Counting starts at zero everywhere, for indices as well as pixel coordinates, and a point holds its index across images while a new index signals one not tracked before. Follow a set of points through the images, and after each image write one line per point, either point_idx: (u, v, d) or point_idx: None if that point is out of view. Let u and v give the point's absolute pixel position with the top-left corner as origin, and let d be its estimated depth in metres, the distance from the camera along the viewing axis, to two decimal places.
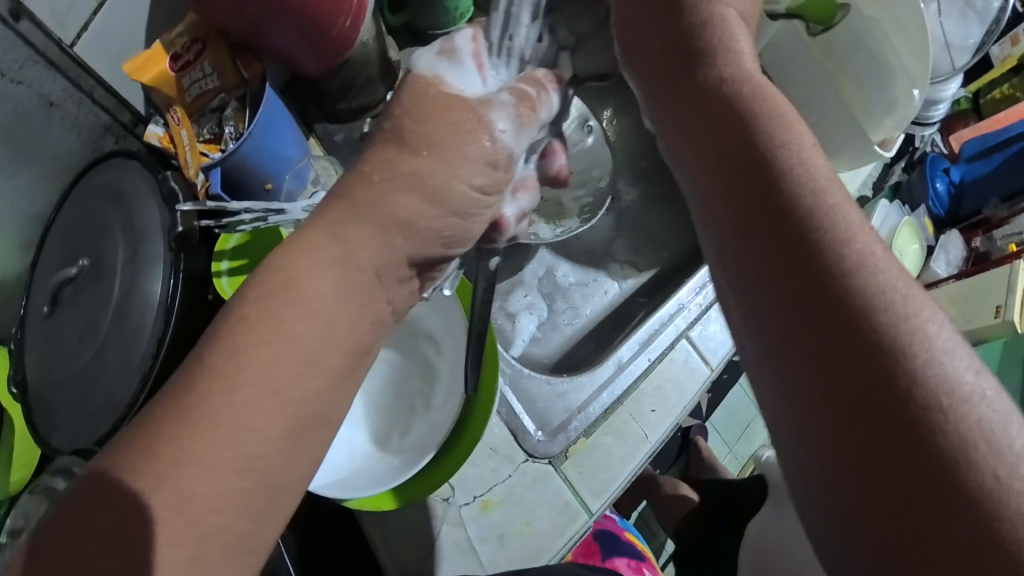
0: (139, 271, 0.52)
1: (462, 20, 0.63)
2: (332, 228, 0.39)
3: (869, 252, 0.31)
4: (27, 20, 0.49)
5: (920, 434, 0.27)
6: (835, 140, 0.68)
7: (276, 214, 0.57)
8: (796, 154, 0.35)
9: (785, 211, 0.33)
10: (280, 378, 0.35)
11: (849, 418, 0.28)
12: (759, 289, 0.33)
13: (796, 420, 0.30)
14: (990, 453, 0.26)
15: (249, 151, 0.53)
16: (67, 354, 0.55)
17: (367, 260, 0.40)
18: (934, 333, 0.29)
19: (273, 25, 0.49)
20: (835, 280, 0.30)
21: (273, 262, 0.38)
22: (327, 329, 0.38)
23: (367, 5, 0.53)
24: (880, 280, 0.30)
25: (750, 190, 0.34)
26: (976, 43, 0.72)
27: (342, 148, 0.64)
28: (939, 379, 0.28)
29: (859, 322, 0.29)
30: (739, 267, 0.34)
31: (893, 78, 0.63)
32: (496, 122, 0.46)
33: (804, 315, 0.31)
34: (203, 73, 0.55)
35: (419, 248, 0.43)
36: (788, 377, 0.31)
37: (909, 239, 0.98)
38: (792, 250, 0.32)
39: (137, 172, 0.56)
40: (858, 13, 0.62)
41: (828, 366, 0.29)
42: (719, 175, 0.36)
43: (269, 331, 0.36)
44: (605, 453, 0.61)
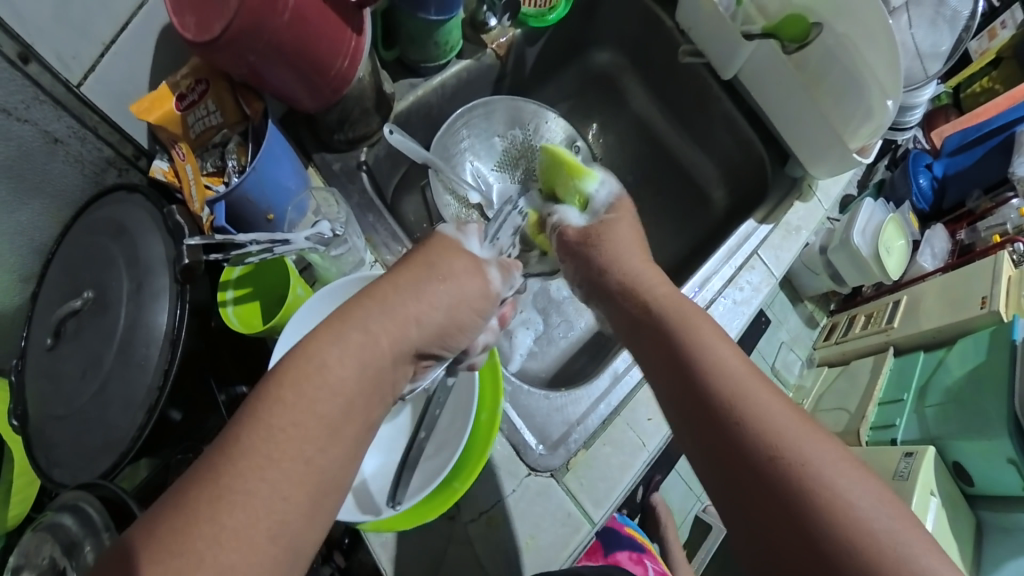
0: (146, 304, 0.55)
1: (452, 53, 0.67)
2: (361, 318, 0.42)
3: (733, 366, 0.42)
4: (36, 62, 0.52)
5: (788, 491, 0.36)
6: (814, 150, 0.71)
7: (281, 245, 0.55)
8: (677, 311, 0.47)
9: (679, 356, 0.44)
10: (302, 423, 0.37)
11: (739, 485, 0.38)
12: (665, 407, 0.44)
13: (711, 488, 0.40)
14: (843, 502, 0.36)
15: (250, 187, 0.55)
16: (72, 387, 0.57)
17: (388, 345, 0.42)
18: (792, 418, 0.39)
19: (271, 69, 0.52)
20: (709, 386, 0.42)
21: (307, 344, 0.40)
22: (329, 372, 0.39)
23: (365, 45, 0.56)
24: (744, 385, 0.41)
25: (654, 331, 0.48)
26: (949, 49, 0.73)
27: (339, 177, 0.66)
28: (798, 450, 0.37)
29: (731, 423, 0.40)
30: (654, 382, 0.46)
31: (866, 87, 0.64)
32: (490, 276, 0.49)
33: (696, 412, 0.42)
34: (207, 111, 0.57)
35: (428, 340, 0.45)
36: (698, 458, 0.41)
37: (896, 234, 1.01)
38: (676, 376, 0.44)
39: (140, 206, 0.59)
40: (831, 30, 0.65)
41: (716, 446, 0.40)
42: (636, 318, 0.50)
43: (299, 380, 0.38)
44: (606, 463, 0.62)
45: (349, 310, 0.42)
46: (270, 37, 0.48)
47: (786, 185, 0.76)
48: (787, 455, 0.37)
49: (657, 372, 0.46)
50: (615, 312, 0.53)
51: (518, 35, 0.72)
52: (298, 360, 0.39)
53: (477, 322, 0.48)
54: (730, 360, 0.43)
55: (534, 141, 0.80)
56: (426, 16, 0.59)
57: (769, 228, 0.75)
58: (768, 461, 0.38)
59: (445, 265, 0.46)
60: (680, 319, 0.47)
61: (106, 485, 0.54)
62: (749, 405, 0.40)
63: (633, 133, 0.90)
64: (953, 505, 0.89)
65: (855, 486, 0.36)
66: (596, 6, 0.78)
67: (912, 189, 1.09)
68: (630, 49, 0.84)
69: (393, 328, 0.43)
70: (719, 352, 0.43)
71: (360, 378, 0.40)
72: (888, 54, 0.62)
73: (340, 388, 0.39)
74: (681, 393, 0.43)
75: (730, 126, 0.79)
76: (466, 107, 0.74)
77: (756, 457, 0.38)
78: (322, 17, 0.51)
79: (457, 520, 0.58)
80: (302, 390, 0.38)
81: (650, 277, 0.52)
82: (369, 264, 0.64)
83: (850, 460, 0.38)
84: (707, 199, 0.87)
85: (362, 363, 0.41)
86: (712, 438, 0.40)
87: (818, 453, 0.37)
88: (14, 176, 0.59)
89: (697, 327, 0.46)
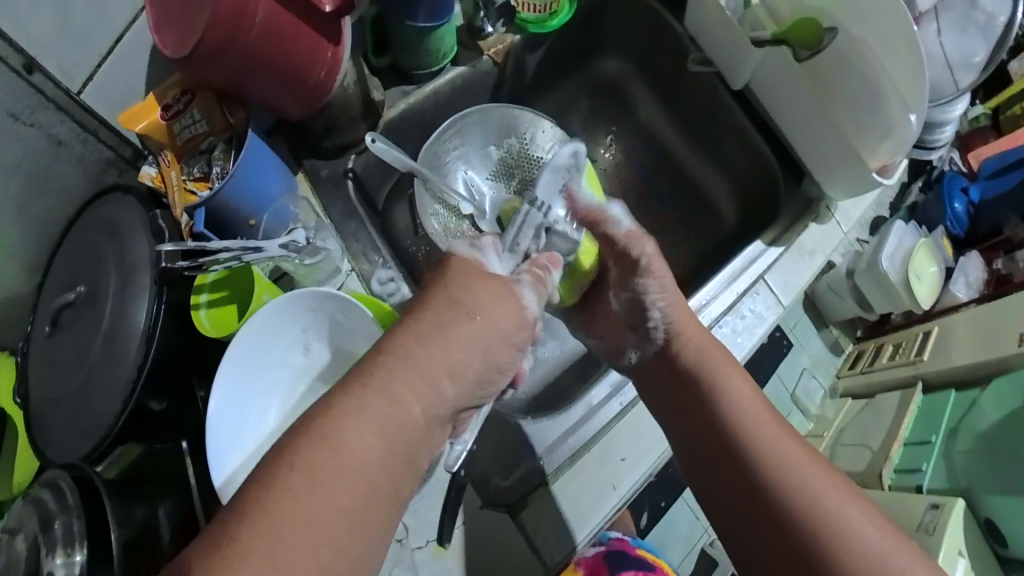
0: (128, 299, 0.55)
1: (446, 59, 0.65)
2: (383, 383, 0.40)
3: (767, 443, 0.51)
4: (40, 72, 0.53)
5: (821, 550, 0.46)
6: (828, 169, 0.67)
7: (253, 252, 0.53)
8: (713, 391, 0.54)
9: (724, 438, 0.52)
10: (314, 511, 0.36)
11: (777, 544, 0.48)
12: (708, 480, 0.53)
13: (750, 549, 0.50)
14: (865, 550, 0.45)
15: (233, 192, 0.54)
16: (65, 375, 0.58)
17: (419, 413, 0.41)
18: (817, 484, 0.48)
19: (252, 81, 0.51)
20: (749, 464, 0.51)
21: (318, 416, 0.38)
22: (354, 470, 0.38)
23: (344, 56, 0.55)
24: (776, 459, 0.50)
25: (694, 414, 0.55)
26: (983, 61, 0.66)
27: (327, 184, 0.64)
28: (826, 514, 0.47)
29: (771, 498, 0.49)
30: (695, 462, 0.54)
31: (885, 104, 0.60)
32: (524, 294, 0.46)
33: (735, 487, 0.51)
34: (192, 120, 0.57)
35: (465, 397, 0.43)
36: (741, 522, 0.51)
37: (926, 261, 0.95)
38: (722, 458, 0.52)
39: (130, 206, 0.58)
40: (847, 36, 0.61)
41: (756, 515, 0.50)
42: (672, 397, 0.57)
43: (312, 466, 0.37)
44: (586, 488, 0.60)
45: (368, 379, 0.40)
46: (246, 46, 0.48)
47: (800, 206, 0.72)
48: (817, 520, 0.47)
49: (687, 424, 0.55)
50: (646, 387, 0.59)
51: (516, 42, 0.69)
52: (315, 451, 0.37)
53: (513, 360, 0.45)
54: (756, 417, 0.53)
55: (532, 150, 0.74)
56: (415, 24, 0.59)
57: (780, 250, 0.70)
58: (802, 527, 0.47)
59: (470, 299, 0.43)
60: (717, 400, 0.53)
61: (83, 467, 0.54)
62: (784, 479, 0.49)
63: (641, 145, 0.84)
64: (981, 563, 0.81)
65: (873, 532, 0.46)
66: (602, 14, 0.75)
67: (945, 214, 1.01)
68: (640, 57, 0.80)
69: (429, 410, 0.41)
70: (755, 433, 0.51)
71: (385, 450, 0.39)
72: (908, 70, 0.57)
73: (363, 470, 0.38)
74: (723, 470, 0.52)
75: (742, 141, 0.75)
76: (455, 117, 0.69)
77: (768, 499, 0.49)
78: (299, 32, 0.50)
79: (404, 545, 0.55)
80: (308, 479, 0.36)
81: (678, 341, 0.56)
82: (346, 273, 0.60)
83: (866, 511, 0.47)
84: (717, 215, 0.82)
85: (375, 441, 0.39)
86: (727, 474, 0.52)
87: (831, 493, 0.48)
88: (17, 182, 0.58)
89: (734, 408, 0.53)
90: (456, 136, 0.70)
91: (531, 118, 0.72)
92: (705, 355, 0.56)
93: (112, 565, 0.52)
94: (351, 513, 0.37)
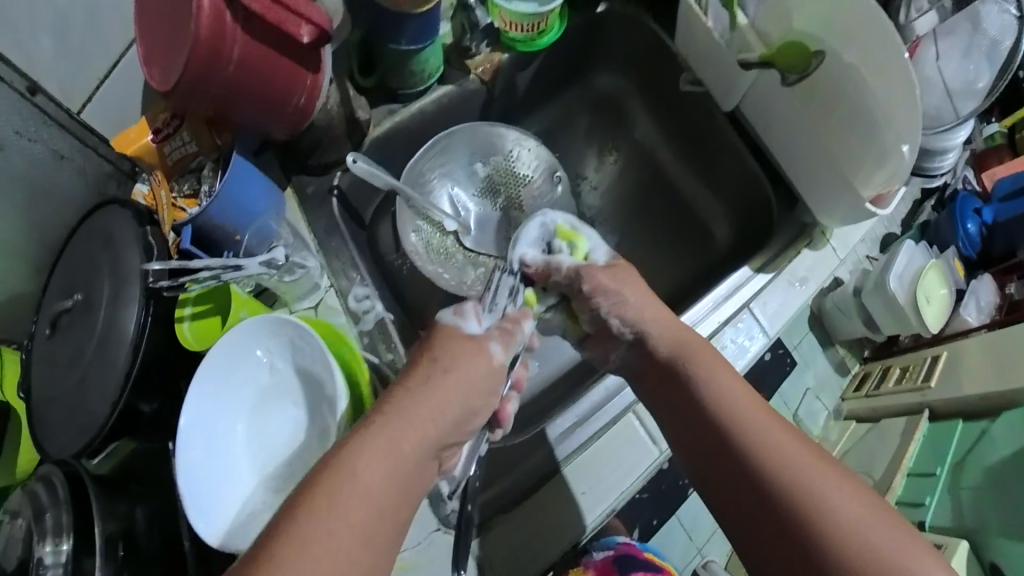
0: (120, 306, 0.55)
1: (431, 80, 0.66)
2: (387, 427, 0.43)
3: (756, 426, 0.47)
4: (43, 94, 0.52)
5: (816, 540, 0.42)
6: (819, 195, 0.66)
7: (233, 271, 0.55)
8: (701, 374, 0.51)
9: (712, 423, 0.49)
10: (333, 537, 0.37)
11: (771, 535, 0.44)
12: (700, 468, 0.50)
13: (746, 542, 0.46)
14: (865, 542, 0.41)
15: (217, 211, 0.55)
16: (60, 375, 0.58)
17: (412, 449, 0.43)
18: (810, 471, 0.44)
19: (234, 108, 0.53)
20: (738, 450, 0.47)
21: (336, 454, 0.41)
22: (366, 500, 0.40)
23: (325, 81, 0.57)
24: (766, 443, 0.46)
25: (681, 399, 0.52)
26: (985, 86, 0.65)
27: (313, 200, 0.66)
28: (821, 501, 0.43)
29: (762, 485, 0.45)
30: (686, 449, 0.51)
31: (878, 134, 0.58)
32: (493, 351, 0.50)
33: (725, 474, 0.48)
34: (182, 141, 0.60)
35: (451, 430, 0.46)
36: (734, 513, 0.47)
37: (937, 282, 0.88)
38: (711, 444, 0.49)
39: (125, 219, 0.57)
40: (837, 59, 0.59)
41: (749, 505, 0.46)
42: (661, 383, 0.54)
43: (330, 491, 0.39)
44: (558, 509, 0.60)
45: (379, 418, 0.43)
46: (221, 80, 0.49)
47: (793, 230, 0.71)
48: (811, 508, 0.43)
49: (679, 412, 0.52)
50: (637, 374, 0.57)
51: (505, 60, 0.70)
52: (331, 480, 0.39)
53: (484, 404, 0.48)
54: (747, 401, 0.49)
55: (518, 167, 0.74)
56: (398, 47, 0.60)
57: (768, 277, 0.69)
58: (795, 517, 0.43)
59: (448, 355, 0.48)
60: (704, 384, 0.51)
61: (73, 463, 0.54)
62: (774, 465, 0.45)
63: (636, 163, 0.83)
64: None
65: (873, 524, 0.42)
66: (598, 30, 0.75)
67: (957, 234, 0.96)
68: (636, 73, 0.79)
69: (424, 446, 0.44)
70: (743, 417, 0.48)
71: (393, 478, 0.41)
72: (896, 94, 0.55)
73: (372, 496, 0.40)
74: (712, 457, 0.49)
75: (736, 162, 0.74)
76: (445, 132, 0.70)
77: (760, 487, 0.45)
78: (275, 63, 0.52)
79: None
80: (326, 501, 0.38)
81: (657, 336, 0.55)
82: (325, 289, 0.62)
83: (865, 500, 0.43)
84: (710, 236, 0.81)
85: (380, 470, 0.41)
86: (717, 462, 0.49)
87: (828, 480, 0.44)
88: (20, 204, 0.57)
89: (723, 392, 0.50)
90: (440, 155, 0.71)
91: (517, 137, 0.73)
92: (692, 341, 0.54)
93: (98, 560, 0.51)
94: (360, 530, 0.39)
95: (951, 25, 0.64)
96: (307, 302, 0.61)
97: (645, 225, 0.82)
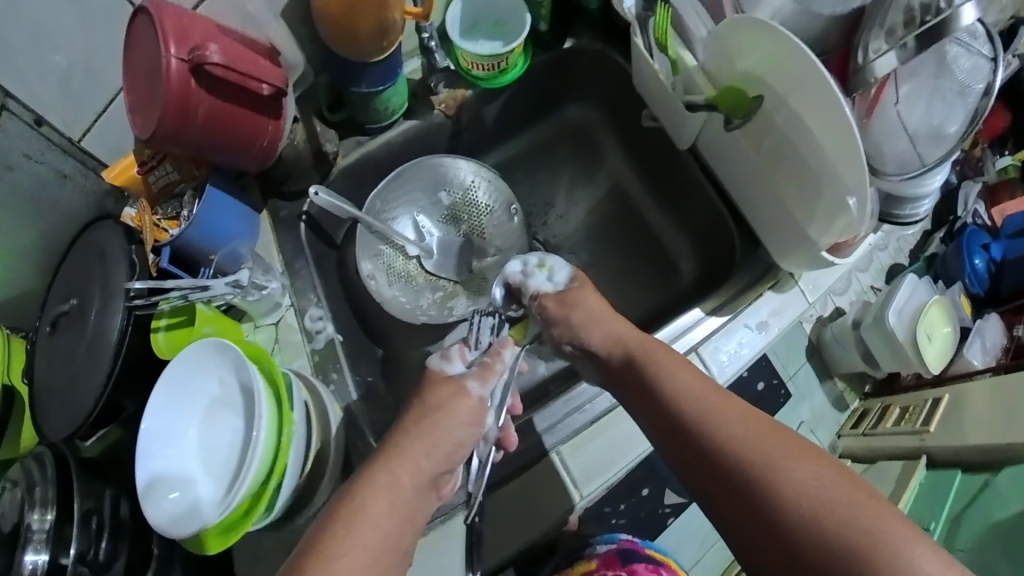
0: (106, 314, 0.60)
1: (397, 114, 0.71)
2: (386, 466, 0.53)
3: (714, 415, 0.52)
4: (49, 125, 0.58)
5: (781, 508, 0.46)
6: (788, 243, 0.66)
7: (200, 291, 0.61)
8: (660, 374, 0.56)
9: (676, 419, 0.53)
10: (358, 550, 0.47)
11: (743, 513, 0.48)
12: (673, 463, 0.54)
13: (725, 525, 0.49)
14: (826, 502, 0.45)
15: (192, 236, 0.61)
16: (50, 373, 0.63)
17: (408, 480, 0.53)
18: (766, 448, 0.49)
19: (210, 154, 0.59)
20: (700, 439, 0.51)
21: (357, 489, 0.50)
22: (382, 526, 0.49)
23: (286, 122, 0.62)
24: (724, 429, 0.51)
25: (646, 397, 0.56)
26: (954, 132, 0.63)
27: (285, 223, 0.70)
28: (779, 473, 0.47)
29: (728, 468, 0.49)
30: (658, 446, 0.55)
31: (833, 183, 0.57)
32: (471, 388, 0.60)
33: (694, 465, 0.52)
34: (166, 171, 0.65)
35: (440, 466, 0.55)
36: (709, 500, 0.51)
37: (941, 320, 0.80)
38: (676, 439, 0.53)
39: (116, 235, 0.63)
40: (785, 104, 0.58)
41: (720, 488, 0.50)
42: (626, 385, 0.59)
43: (351, 516, 0.48)
44: (498, 527, 0.65)
45: (389, 462, 0.53)
46: (190, 135, 0.55)
47: (758, 271, 0.71)
48: (771, 482, 0.47)
49: (658, 419, 0.55)
50: (607, 378, 0.62)
51: (468, 96, 0.73)
52: (351, 510, 0.49)
53: (469, 438, 0.58)
54: (703, 396, 0.53)
55: (476, 192, 0.78)
56: (359, 89, 0.65)
57: (723, 319, 0.69)
58: (759, 491, 0.47)
59: (432, 400, 0.58)
60: (664, 381, 0.55)
61: (57, 446, 0.61)
62: (734, 450, 0.49)
63: (608, 196, 0.84)
64: None
65: (831, 488, 0.46)
66: (568, 65, 0.77)
67: (965, 270, 0.89)
68: (605, 105, 0.81)
69: (420, 484, 0.53)
70: (702, 410, 0.52)
71: (394, 506, 0.50)
72: (845, 147, 0.54)
73: (378, 521, 0.49)
74: (680, 450, 0.53)
75: (703, 197, 0.75)
76: (412, 161, 0.75)
77: (727, 471, 0.49)
78: (242, 117, 0.57)
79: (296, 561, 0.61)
80: (346, 526, 0.48)
81: (615, 345, 0.61)
82: (286, 308, 0.68)
83: (824, 467, 0.47)
84: (677, 271, 0.81)
85: (383, 500, 0.50)
86: (687, 455, 0.52)
87: (784, 455, 0.48)
88: (22, 215, 0.63)
89: (683, 388, 0.54)
90: (399, 189, 0.75)
91: (473, 166, 0.77)
92: (653, 344, 0.59)
93: (75, 528, 0.58)
94: (373, 548, 0.47)
95: (912, 69, 0.63)
96: (270, 318, 0.68)
97: (615, 258, 0.83)
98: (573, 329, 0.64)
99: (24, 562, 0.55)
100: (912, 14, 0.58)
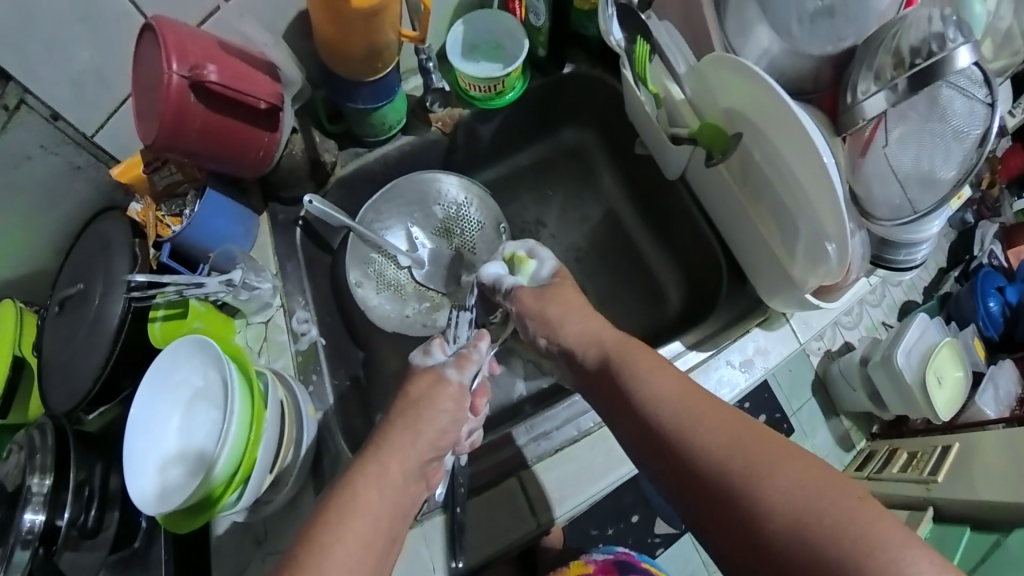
0: (107, 300, 0.64)
1: (393, 130, 0.74)
2: (377, 459, 0.50)
3: (689, 421, 0.48)
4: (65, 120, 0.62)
5: (763, 520, 0.42)
6: (772, 279, 0.65)
7: (194, 287, 0.64)
8: (633, 377, 0.53)
9: (650, 425, 0.50)
10: (342, 547, 0.45)
11: (724, 525, 0.44)
12: (652, 472, 0.50)
13: (709, 539, 0.45)
14: (814, 512, 0.40)
15: (190, 235, 0.65)
16: (52, 349, 0.67)
17: (399, 472, 0.50)
18: (744, 455, 0.45)
19: (205, 163, 0.63)
20: (675, 447, 0.48)
21: (353, 480, 0.49)
22: (373, 519, 0.47)
23: (280, 137, 0.65)
24: (699, 435, 0.47)
25: (620, 401, 0.53)
26: (952, 178, 0.60)
27: (280, 226, 0.74)
28: (758, 482, 0.43)
29: (705, 478, 0.45)
30: (636, 455, 0.52)
31: (813, 226, 0.55)
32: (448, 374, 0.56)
33: (671, 475, 0.48)
34: (170, 172, 0.69)
35: (424, 453, 0.52)
36: (689, 511, 0.47)
37: (951, 363, 0.76)
38: (652, 445, 0.50)
39: (122, 228, 0.67)
40: (765, 138, 0.56)
41: (698, 500, 0.46)
42: (603, 386, 0.56)
43: (343, 513, 0.46)
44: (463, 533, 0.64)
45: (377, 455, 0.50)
46: (186, 147, 0.59)
47: (745, 306, 0.71)
48: (751, 491, 0.43)
49: (636, 429, 0.51)
50: (583, 378, 0.59)
51: (464, 114, 0.76)
52: (343, 508, 0.47)
53: (453, 425, 0.54)
54: (677, 399, 0.50)
55: (467, 210, 0.82)
56: (354, 105, 0.68)
57: (704, 355, 0.68)
58: (738, 501, 0.43)
59: (416, 390, 0.54)
60: (637, 384, 0.52)
61: (51, 417, 0.63)
62: (710, 458, 0.45)
63: (599, 217, 0.85)
64: None
65: (822, 495, 0.41)
66: (563, 89, 0.79)
67: (979, 312, 0.85)
68: (600, 126, 0.83)
69: (412, 473, 0.51)
70: (676, 416, 0.49)
71: (387, 497, 0.48)
72: (823, 194, 0.52)
73: (367, 508, 0.47)
74: (656, 459, 0.49)
75: (689, 221, 0.76)
76: (402, 176, 0.79)
77: (704, 480, 0.45)
78: (234, 130, 0.61)
79: (260, 547, 0.64)
80: (337, 525, 0.46)
81: (593, 343, 0.58)
82: (275, 308, 0.72)
83: (812, 472, 0.43)
84: (662, 296, 0.81)
85: (374, 492, 0.48)
86: (662, 464, 0.49)
87: (765, 460, 0.44)
88: (40, 202, 0.68)
89: (657, 392, 0.51)
90: (394, 202, 0.80)
91: (466, 183, 0.81)
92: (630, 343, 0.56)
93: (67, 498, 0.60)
94: (362, 538, 0.46)
95: (903, 111, 0.61)
96: (259, 316, 0.72)
97: (603, 278, 0.83)
98: (552, 324, 0.61)
99: (22, 520, 0.57)
100: (901, 57, 0.56)
